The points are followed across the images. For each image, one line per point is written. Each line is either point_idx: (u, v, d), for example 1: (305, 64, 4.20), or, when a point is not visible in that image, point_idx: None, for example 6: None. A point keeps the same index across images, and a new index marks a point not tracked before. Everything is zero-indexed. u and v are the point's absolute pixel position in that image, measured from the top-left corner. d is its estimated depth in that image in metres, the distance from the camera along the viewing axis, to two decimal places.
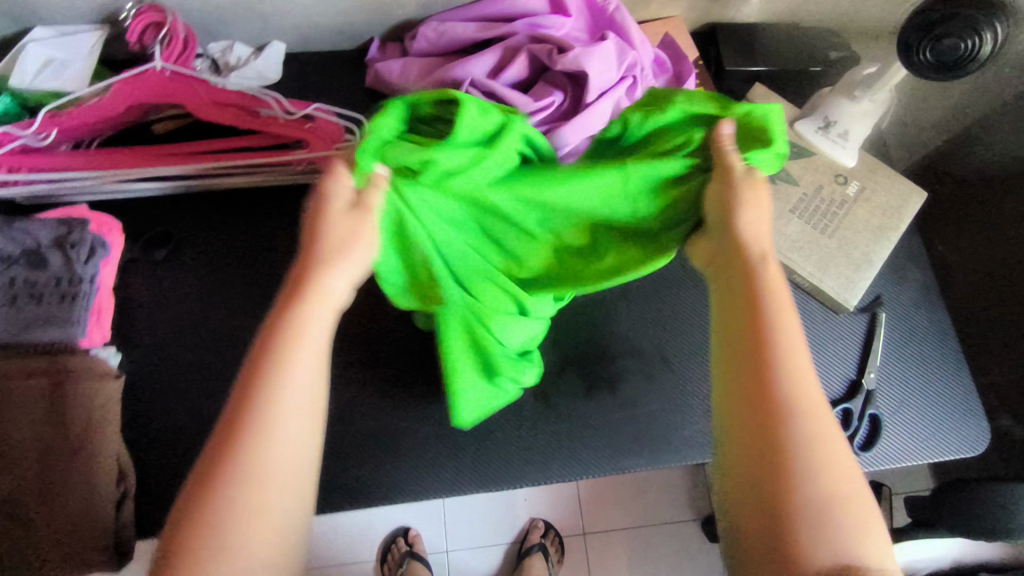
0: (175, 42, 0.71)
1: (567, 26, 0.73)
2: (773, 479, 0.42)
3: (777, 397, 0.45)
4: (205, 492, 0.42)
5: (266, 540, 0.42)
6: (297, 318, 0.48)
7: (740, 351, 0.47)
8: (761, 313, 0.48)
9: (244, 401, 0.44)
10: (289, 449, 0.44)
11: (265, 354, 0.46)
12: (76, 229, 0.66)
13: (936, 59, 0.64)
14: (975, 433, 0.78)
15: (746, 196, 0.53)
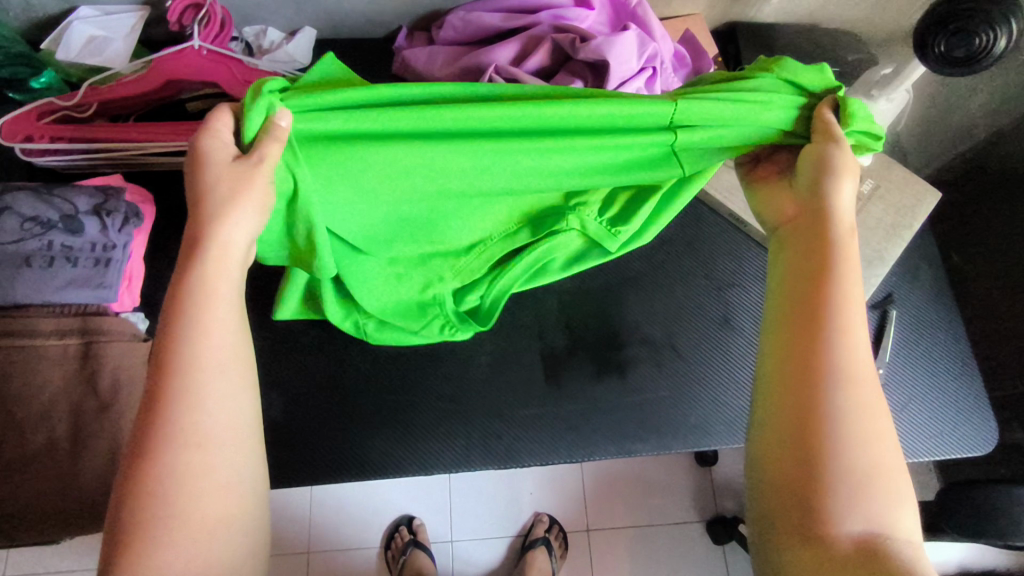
0: (214, 22, 0.72)
1: (591, 19, 0.75)
2: (808, 452, 0.40)
3: (825, 366, 0.42)
4: (141, 463, 0.39)
5: (219, 500, 0.41)
6: (206, 276, 0.44)
7: (796, 313, 0.45)
8: (834, 287, 0.45)
9: (160, 369, 0.41)
10: (221, 409, 0.42)
11: (172, 321, 0.43)
12: (112, 198, 0.68)
13: (949, 52, 0.65)
14: (983, 432, 0.78)
15: (834, 167, 0.50)
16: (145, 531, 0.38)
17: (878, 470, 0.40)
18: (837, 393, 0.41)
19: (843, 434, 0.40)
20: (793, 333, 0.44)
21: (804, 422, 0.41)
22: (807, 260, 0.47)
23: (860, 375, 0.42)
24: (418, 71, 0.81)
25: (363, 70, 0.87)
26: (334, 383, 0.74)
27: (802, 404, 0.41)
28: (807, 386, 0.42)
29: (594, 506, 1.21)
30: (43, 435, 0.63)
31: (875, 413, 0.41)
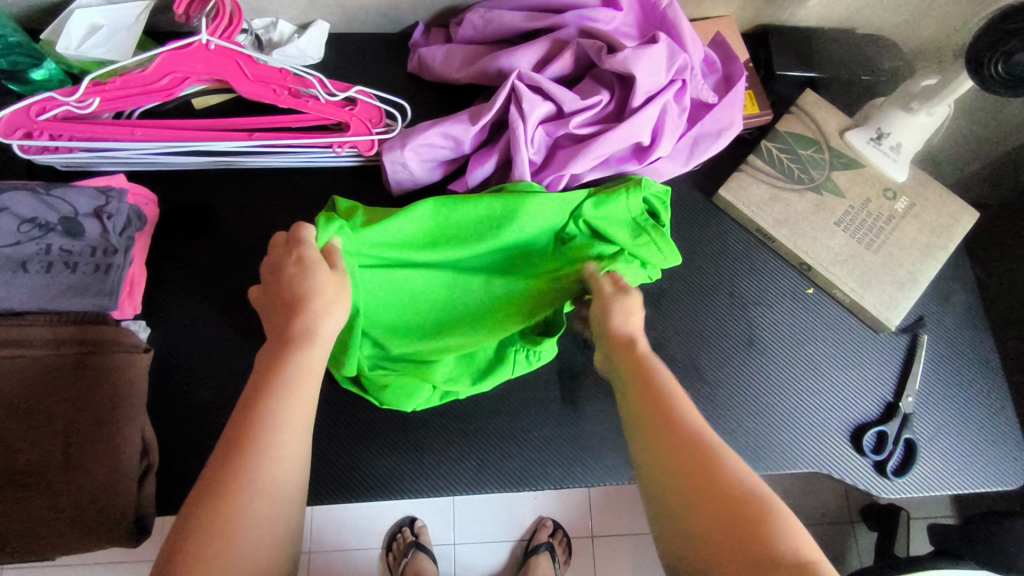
0: (222, 15, 0.66)
1: (617, 20, 0.70)
2: (704, 495, 0.44)
3: (676, 433, 0.48)
4: (212, 505, 0.41)
5: (271, 554, 0.42)
6: (303, 351, 0.49)
7: (642, 411, 0.50)
8: (656, 378, 0.52)
9: (249, 419, 0.44)
10: (291, 468, 0.44)
11: (264, 381, 0.46)
12: (114, 199, 0.66)
13: (1007, 73, 0.61)
14: (1012, 465, 0.75)
15: (618, 308, 0.59)
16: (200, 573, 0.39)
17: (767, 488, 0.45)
18: (707, 439, 0.47)
19: (731, 471, 0.45)
20: (650, 422, 0.49)
21: (695, 478, 0.45)
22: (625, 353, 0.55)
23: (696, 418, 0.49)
24: (435, 70, 0.78)
25: (377, 67, 0.83)
26: (342, 399, 0.72)
27: (694, 466, 0.45)
28: (710, 472, 0.45)
29: (599, 513, 1.19)
30: (39, 450, 0.60)
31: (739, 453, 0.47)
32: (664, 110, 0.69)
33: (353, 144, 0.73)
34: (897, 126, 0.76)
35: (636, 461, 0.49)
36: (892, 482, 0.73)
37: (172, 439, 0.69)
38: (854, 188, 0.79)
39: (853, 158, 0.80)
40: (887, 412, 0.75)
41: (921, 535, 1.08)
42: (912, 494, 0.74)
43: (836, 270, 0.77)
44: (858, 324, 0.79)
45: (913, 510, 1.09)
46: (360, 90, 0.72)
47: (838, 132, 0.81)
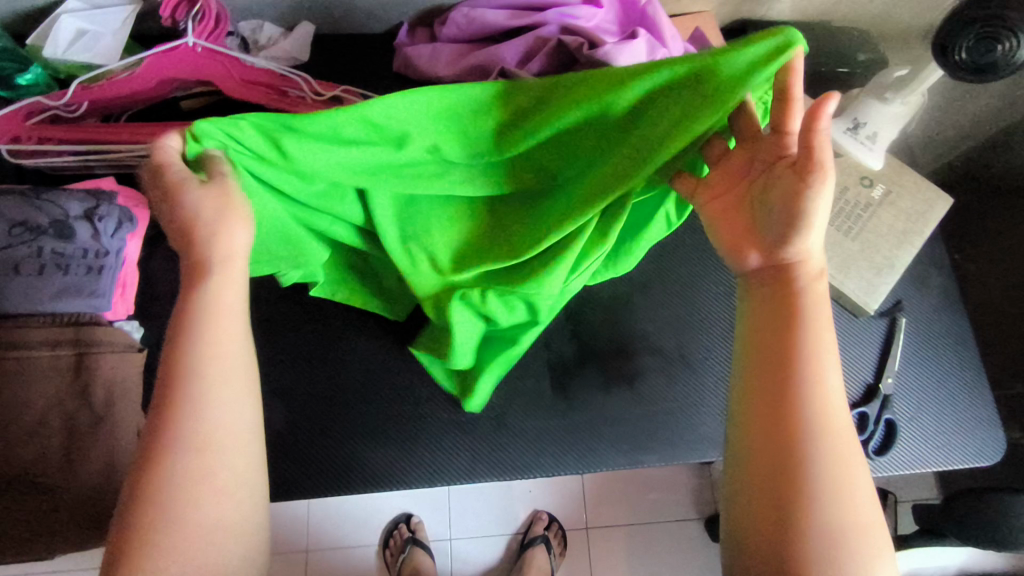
0: (208, 17, 0.68)
1: (598, 17, 0.73)
2: (786, 502, 0.43)
3: (784, 418, 0.45)
4: (148, 466, 0.42)
5: (220, 504, 0.43)
6: (209, 296, 0.47)
7: (776, 371, 0.46)
8: (803, 354, 0.46)
9: (171, 379, 0.44)
10: (225, 411, 0.45)
11: (177, 335, 0.46)
12: (105, 202, 0.65)
13: (970, 58, 0.64)
14: (990, 442, 0.78)
15: (808, 179, 0.45)
16: (147, 531, 0.41)
17: (859, 523, 0.43)
18: (817, 445, 0.44)
19: (818, 491, 0.43)
20: (768, 398, 0.46)
21: (780, 478, 0.44)
22: (776, 303, 0.48)
23: (827, 413, 0.45)
24: (420, 69, 0.79)
25: (363, 68, 0.84)
26: (336, 392, 0.73)
27: (784, 465, 0.44)
28: (795, 476, 0.44)
29: (593, 505, 1.20)
30: (36, 450, 0.61)
31: (853, 459, 0.45)
32: None
33: None
34: (873, 117, 0.77)
35: (740, 408, 0.48)
36: (874, 461, 0.75)
37: None
38: None
39: (830, 148, 0.82)
40: (868, 394, 0.77)
41: (907, 517, 1.10)
42: (894, 472, 0.76)
43: None
44: (839, 309, 0.81)
45: (899, 492, 1.11)
46: (346, 90, 0.73)
47: None
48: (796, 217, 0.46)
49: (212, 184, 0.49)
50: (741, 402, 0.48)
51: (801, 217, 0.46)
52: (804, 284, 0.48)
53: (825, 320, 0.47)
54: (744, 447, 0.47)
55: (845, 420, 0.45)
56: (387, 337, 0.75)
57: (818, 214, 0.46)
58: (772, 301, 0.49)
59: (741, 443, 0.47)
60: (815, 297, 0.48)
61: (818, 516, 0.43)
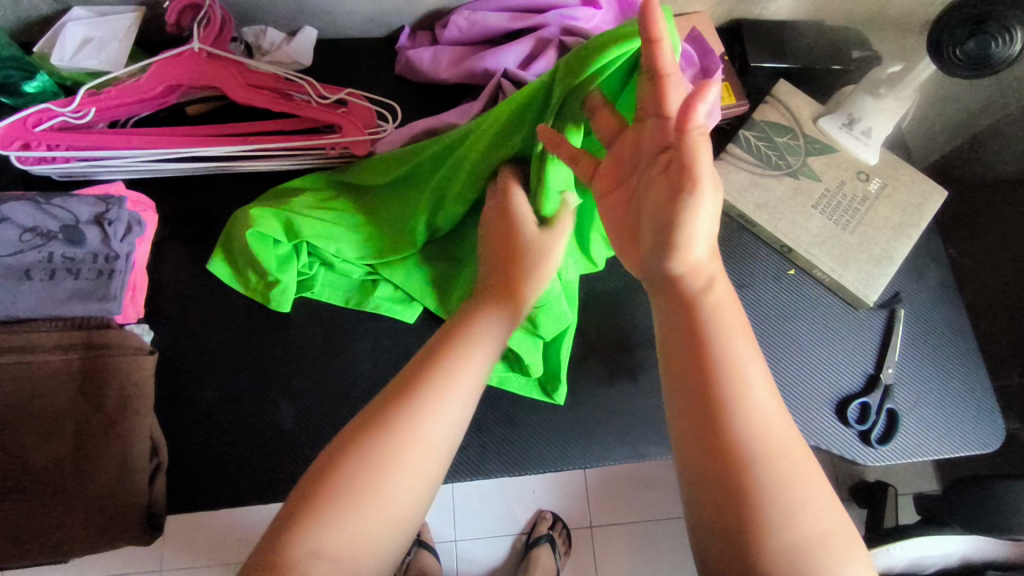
0: (214, 23, 0.69)
1: (597, 18, 0.74)
2: (738, 543, 0.40)
3: (717, 451, 0.42)
4: (348, 444, 0.43)
5: (401, 507, 0.43)
6: (478, 327, 0.52)
7: (699, 391, 0.44)
8: (718, 382, 0.43)
9: (417, 377, 0.47)
10: (441, 434, 0.45)
11: (451, 341, 0.50)
12: (114, 205, 0.66)
13: (966, 55, 0.65)
14: (988, 429, 0.79)
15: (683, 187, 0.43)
16: (331, 505, 0.41)
17: (826, 538, 0.40)
18: (756, 471, 0.41)
19: (770, 519, 0.40)
20: (699, 436, 0.43)
21: (733, 516, 0.40)
22: (686, 326, 0.45)
23: (759, 433, 0.42)
24: (423, 72, 0.80)
25: (366, 71, 0.85)
26: (344, 392, 0.74)
27: (729, 500, 0.41)
28: (746, 500, 0.41)
29: (597, 504, 1.21)
30: (49, 454, 0.61)
31: (800, 476, 0.42)
32: None
33: (345, 145, 0.73)
34: (866, 112, 0.80)
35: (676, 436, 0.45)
36: (876, 450, 0.76)
37: (179, 440, 0.70)
38: (830, 171, 0.82)
39: (826, 143, 0.83)
40: (868, 384, 0.79)
41: (908, 507, 1.11)
42: (896, 461, 0.77)
43: (814, 250, 0.80)
44: (838, 302, 0.82)
45: (899, 484, 1.12)
46: (350, 93, 0.75)
47: (812, 119, 0.84)
48: (673, 231, 0.44)
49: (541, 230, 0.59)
50: (677, 441, 0.45)
51: (677, 235, 0.44)
52: (704, 286, 0.46)
53: (733, 324, 0.45)
54: (688, 475, 0.43)
55: (779, 429, 0.43)
56: (393, 337, 0.76)
57: (698, 219, 0.43)
58: (681, 325, 0.46)
59: (688, 488, 0.43)
60: (717, 310, 0.45)
61: (778, 545, 0.39)
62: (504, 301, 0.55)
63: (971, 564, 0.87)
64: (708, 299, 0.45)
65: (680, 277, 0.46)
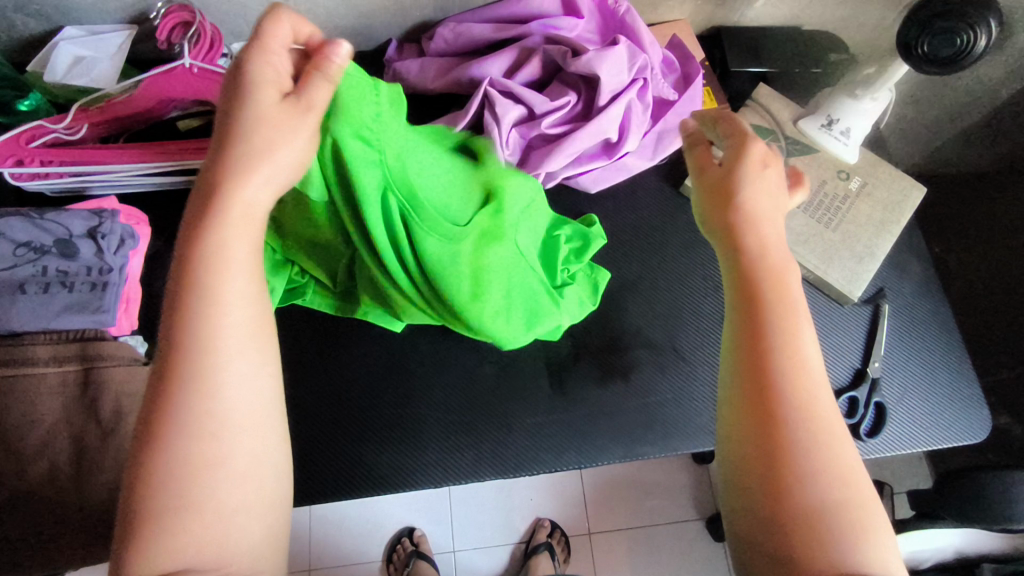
0: (203, 39, 0.71)
1: (579, 27, 0.76)
2: (768, 495, 0.42)
3: (762, 400, 0.44)
4: (143, 454, 0.40)
5: (239, 485, 0.42)
6: (213, 245, 0.43)
7: (746, 355, 0.46)
8: (774, 336, 0.45)
9: (165, 353, 0.41)
10: (227, 357, 0.42)
11: (184, 287, 0.42)
12: (107, 219, 0.67)
13: (932, 52, 0.67)
14: (975, 420, 0.80)
15: (751, 180, 0.49)
16: (150, 522, 0.39)
17: (849, 501, 0.42)
18: (796, 425, 0.43)
19: (801, 473, 0.42)
20: (750, 394, 0.45)
21: (769, 469, 0.43)
22: (741, 278, 0.48)
23: (801, 387, 0.44)
24: (410, 83, 0.81)
25: None
26: (338, 399, 0.74)
27: (764, 452, 0.43)
28: (779, 464, 0.42)
29: (594, 510, 1.21)
30: (44, 466, 0.61)
31: (838, 443, 0.44)
32: (629, 106, 0.75)
33: None
34: (845, 112, 0.81)
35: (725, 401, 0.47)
36: (865, 443, 0.77)
37: None
38: (811, 171, 0.84)
39: (807, 144, 0.85)
40: (856, 378, 0.80)
41: (903, 505, 1.12)
42: (886, 453, 0.78)
43: (799, 248, 0.82)
44: (824, 299, 0.83)
45: (894, 483, 1.13)
46: None
47: (792, 121, 0.86)
48: (721, 214, 0.50)
49: (289, 96, 0.46)
50: (726, 387, 0.47)
51: (743, 200, 0.49)
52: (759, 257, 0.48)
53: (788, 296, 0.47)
54: (728, 439, 0.46)
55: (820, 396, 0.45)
56: (385, 344, 0.77)
57: (747, 201, 0.49)
58: (737, 283, 0.48)
59: (730, 445, 0.46)
60: (776, 274, 0.48)
61: (807, 500, 0.42)
62: (216, 212, 0.43)
63: (967, 557, 0.88)
64: (765, 262, 0.48)
65: (739, 249, 0.49)
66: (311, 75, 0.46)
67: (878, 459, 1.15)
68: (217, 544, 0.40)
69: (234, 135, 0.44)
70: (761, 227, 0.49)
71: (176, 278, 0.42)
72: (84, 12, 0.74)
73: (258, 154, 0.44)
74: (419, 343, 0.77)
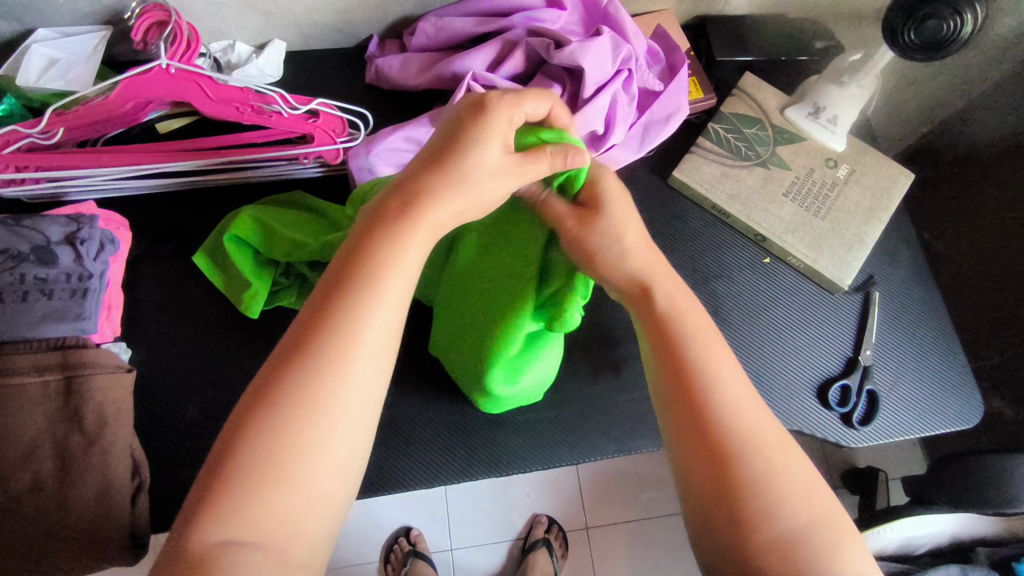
0: (179, 39, 0.69)
1: (562, 19, 0.75)
2: (733, 528, 0.43)
3: (708, 435, 0.45)
4: (248, 425, 0.41)
5: (329, 476, 0.42)
6: (392, 251, 0.44)
7: (671, 391, 0.48)
8: (700, 373, 0.48)
9: (318, 323, 0.42)
10: (371, 358, 0.43)
11: (352, 279, 0.43)
12: (85, 224, 0.66)
13: (920, 39, 0.67)
14: (967, 405, 0.81)
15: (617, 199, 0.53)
16: (228, 495, 0.39)
17: (819, 520, 0.44)
18: (750, 459, 0.45)
19: (758, 506, 0.43)
20: (694, 429, 0.46)
21: (733, 499, 0.44)
22: (660, 322, 0.50)
23: (744, 421, 0.46)
24: (393, 79, 0.81)
25: (337, 80, 0.86)
26: None
27: (719, 484, 0.44)
28: (737, 493, 0.44)
29: (591, 504, 1.21)
30: (28, 476, 0.60)
31: (795, 470, 0.45)
32: (614, 98, 0.74)
33: (318, 154, 0.75)
34: (832, 99, 0.82)
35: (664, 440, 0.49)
36: (858, 432, 0.77)
37: (161, 457, 0.69)
38: (798, 160, 0.84)
39: (794, 132, 0.85)
40: (848, 366, 0.80)
41: (898, 490, 1.13)
42: (878, 441, 0.78)
43: (788, 237, 0.81)
44: (815, 287, 0.83)
45: (888, 469, 1.13)
46: (321, 102, 0.74)
47: (779, 109, 0.86)
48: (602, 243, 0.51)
49: (511, 154, 0.47)
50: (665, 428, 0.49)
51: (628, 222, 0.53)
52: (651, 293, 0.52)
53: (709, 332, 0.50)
54: (683, 475, 0.47)
55: (767, 429, 0.46)
56: None
57: (609, 242, 0.52)
58: (651, 320, 0.51)
59: (683, 478, 0.47)
60: (681, 311, 0.51)
61: (774, 528, 0.43)
62: (405, 223, 0.45)
63: (961, 541, 0.88)
64: (665, 301, 0.51)
65: (640, 282, 0.52)
66: (545, 151, 0.48)
67: (872, 448, 1.15)
68: (291, 531, 0.40)
69: (444, 165, 0.46)
70: (632, 257, 0.52)
71: (342, 272, 0.44)
72: (57, 12, 0.72)
73: (474, 189, 0.46)
74: (409, 344, 0.76)
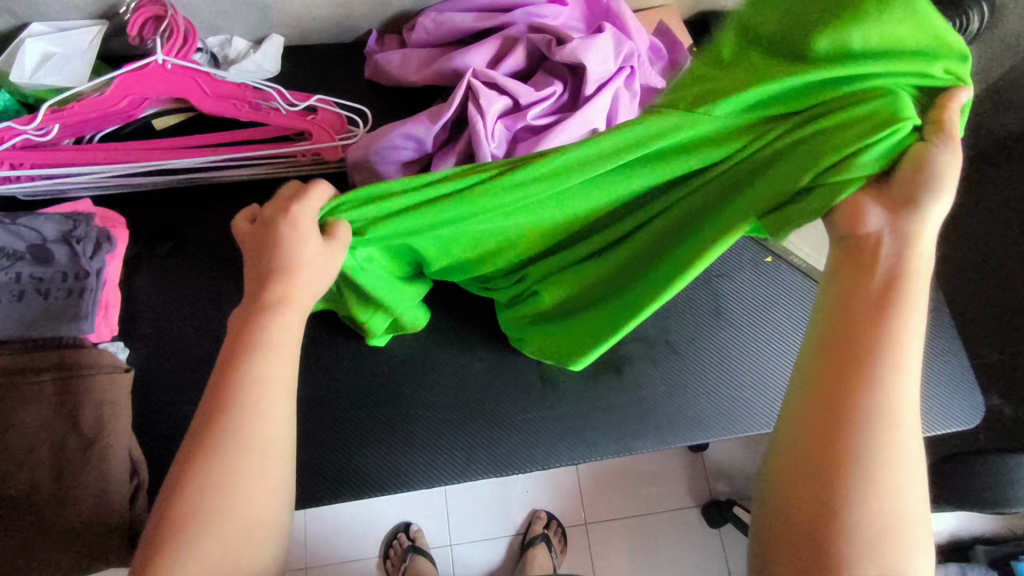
0: (175, 34, 0.69)
1: (563, 15, 0.75)
2: (818, 495, 0.41)
3: (855, 377, 0.43)
4: (183, 474, 0.43)
5: (265, 505, 0.44)
6: (269, 318, 0.48)
7: (843, 331, 0.44)
8: (889, 324, 0.43)
9: (224, 385, 0.45)
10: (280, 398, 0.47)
11: (245, 341, 0.47)
12: (81, 222, 0.66)
13: None
14: (970, 406, 0.80)
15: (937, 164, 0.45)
16: (174, 539, 0.41)
17: (905, 522, 0.41)
18: (870, 432, 0.41)
19: (858, 482, 0.41)
20: (839, 375, 0.43)
21: (825, 468, 0.41)
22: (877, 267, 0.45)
23: (896, 399, 0.42)
24: (392, 74, 0.80)
25: (336, 75, 0.85)
26: (326, 399, 0.73)
27: (820, 450, 0.42)
28: (840, 462, 0.41)
29: (590, 499, 1.21)
30: (25, 478, 0.60)
31: (909, 470, 0.41)
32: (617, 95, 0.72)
33: (316, 152, 0.74)
34: None
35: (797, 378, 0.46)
36: None
37: (158, 457, 0.69)
38: None
39: None
40: None
41: None
42: None
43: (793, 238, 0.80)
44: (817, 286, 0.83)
45: None
46: (319, 99, 0.74)
47: None
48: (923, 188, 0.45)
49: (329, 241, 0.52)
50: (808, 373, 0.45)
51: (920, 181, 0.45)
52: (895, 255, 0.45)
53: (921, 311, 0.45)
54: (784, 430, 0.45)
55: (912, 419, 0.42)
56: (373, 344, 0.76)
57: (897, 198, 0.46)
58: (869, 261, 0.46)
59: (784, 431, 0.45)
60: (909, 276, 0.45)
61: (852, 516, 0.40)
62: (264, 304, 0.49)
63: (959, 539, 0.88)
64: (900, 260, 0.45)
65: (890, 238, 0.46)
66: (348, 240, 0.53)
67: None
68: (239, 561, 0.42)
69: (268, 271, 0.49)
70: (916, 220, 0.45)
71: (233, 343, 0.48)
72: (53, 7, 0.71)
73: (309, 270, 0.50)
74: (410, 343, 0.76)
